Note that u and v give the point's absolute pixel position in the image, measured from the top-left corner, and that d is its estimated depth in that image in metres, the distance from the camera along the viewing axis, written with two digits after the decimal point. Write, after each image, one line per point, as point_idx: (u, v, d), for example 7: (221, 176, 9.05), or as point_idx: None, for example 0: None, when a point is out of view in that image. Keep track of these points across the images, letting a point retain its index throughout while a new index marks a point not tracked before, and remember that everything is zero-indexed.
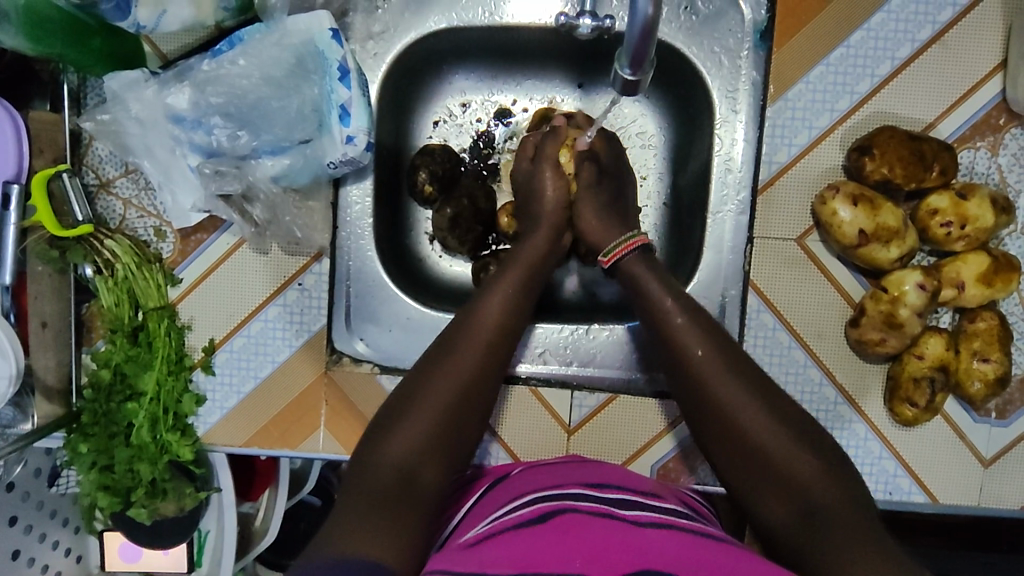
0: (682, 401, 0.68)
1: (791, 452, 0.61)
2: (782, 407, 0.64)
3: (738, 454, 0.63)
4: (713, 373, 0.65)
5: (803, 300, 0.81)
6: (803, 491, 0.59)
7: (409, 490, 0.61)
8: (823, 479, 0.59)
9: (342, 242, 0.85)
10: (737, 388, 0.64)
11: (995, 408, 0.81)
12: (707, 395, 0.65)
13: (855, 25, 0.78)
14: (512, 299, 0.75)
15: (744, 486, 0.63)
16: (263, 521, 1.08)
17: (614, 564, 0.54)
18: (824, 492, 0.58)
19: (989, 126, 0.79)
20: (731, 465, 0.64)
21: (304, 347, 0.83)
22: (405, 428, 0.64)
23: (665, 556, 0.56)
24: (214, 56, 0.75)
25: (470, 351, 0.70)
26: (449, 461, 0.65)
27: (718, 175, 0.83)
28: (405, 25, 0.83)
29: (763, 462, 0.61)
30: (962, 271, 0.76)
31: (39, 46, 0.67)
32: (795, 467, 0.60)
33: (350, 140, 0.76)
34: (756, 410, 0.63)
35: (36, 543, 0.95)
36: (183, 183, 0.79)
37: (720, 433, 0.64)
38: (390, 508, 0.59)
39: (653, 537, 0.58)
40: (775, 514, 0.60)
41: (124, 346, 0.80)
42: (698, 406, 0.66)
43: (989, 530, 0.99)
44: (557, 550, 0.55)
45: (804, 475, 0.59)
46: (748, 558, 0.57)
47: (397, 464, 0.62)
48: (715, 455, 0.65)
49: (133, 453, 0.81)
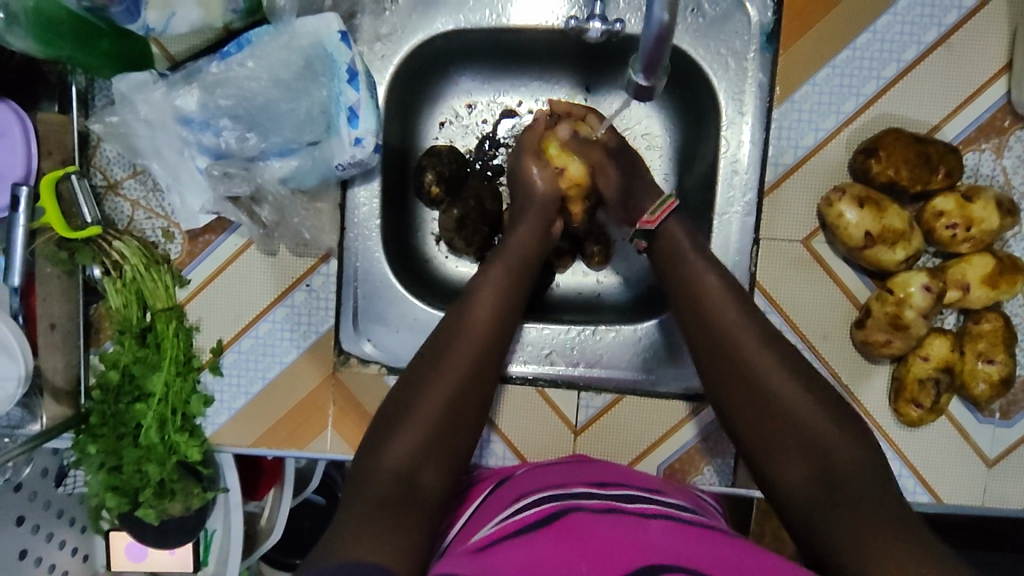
0: (707, 372, 0.70)
1: (805, 410, 0.64)
2: (797, 366, 0.67)
3: (765, 422, 0.65)
4: (733, 328, 0.68)
5: (809, 301, 0.82)
6: (829, 458, 0.61)
7: (408, 499, 0.61)
8: (848, 446, 0.62)
9: (350, 243, 0.85)
10: (756, 346, 0.67)
11: (1000, 409, 0.82)
12: (738, 360, 0.67)
13: (861, 28, 0.78)
14: (504, 300, 0.75)
15: (756, 445, 0.66)
16: (269, 519, 1.08)
17: (621, 562, 0.54)
18: (838, 450, 0.61)
19: (994, 128, 0.79)
20: (755, 431, 0.66)
21: (311, 348, 0.84)
22: (400, 436, 0.64)
23: (671, 553, 0.56)
24: (223, 58, 0.76)
25: (462, 353, 0.70)
26: (447, 462, 0.66)
27: (725, 176, 0.84)
28: (412, 27, 0.83)
29: (789, 428, 0.64)
30: (968, 273, 0.77)
31: (48, 48, 0.67)
32: (821, 434, 0.62)
33: (358, 142, 0.76)
34: (773, 368, 0.66)
35: (43, 542, 0.95)
36: (191, 185, 0.79)
37: (747, 400, 0.66)
38: (386, 512, 0.59)
39: (657, 534, 0.59)
40: (788, 473, 0.63)
41: (133, 347, 0.80)
42: (727, 374, 0.68)
43: (992, 529, 0.99)
44: (563, 552, 0.56)
45: (816, 434, 0.63)
46: (753, 553, 0.57)
47: (396, 471, 0.62)
48: (739, 425, 0.67)
49: (141, 454, 0.81)
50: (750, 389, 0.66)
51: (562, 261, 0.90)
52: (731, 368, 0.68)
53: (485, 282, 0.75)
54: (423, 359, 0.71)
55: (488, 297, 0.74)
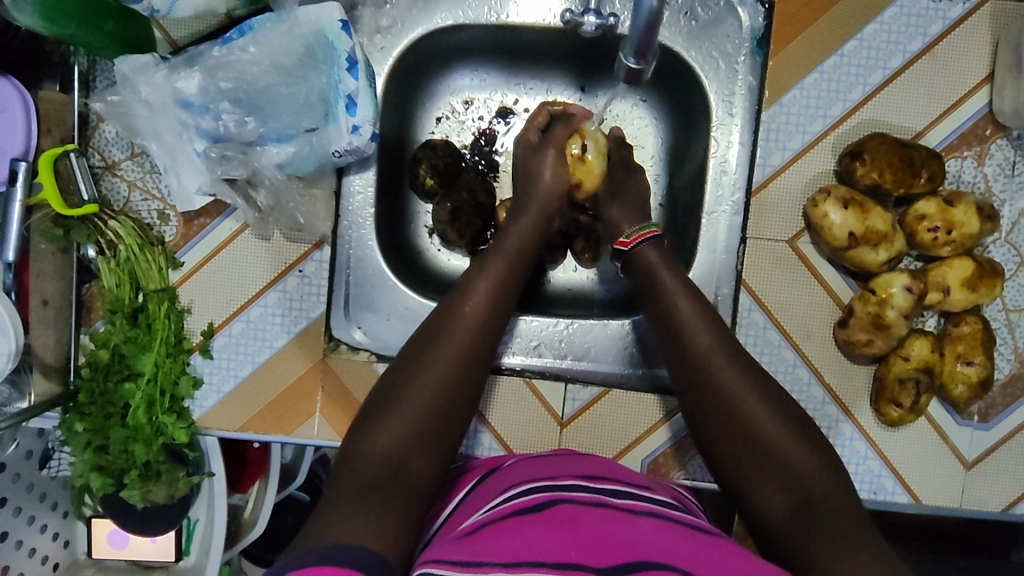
0: (681, 384, 0.72)
1: (787, 443, 0.64)
2: (778, 398, 0.68)
3: (739, 443, 0.66)
4: (715, 356, 0.69)
5: (793, 301, 0.83)
6: (801, 484, 0.62)
7: (396, 485, 0.62)
8: (821, 472, 0.63)
9: (344, 230, 0.86)
10: (737, 379, 0.68)
11: (978, 412, 0.83)
12: (712, 380, 0.68)
13: (849, 35, 0.81)
14: (503, 290, 0.75)
15: (736, 477, 0.66)
16: (253, 512, 1.08)
17: (609, 550, 0.56)
18: (815, 481, 0.62)
19: (976, 136, 0.81)
20: (724, 445, 0.67)
21: (302, 334, 0.84)
22: (392, 420, 0.65)
23: (657, 545, 0.57)
24: (224, 43, 0.77)
25: (458, 337, 0.70)
26: (439, 448, 0.66)
27: (713, 177, 0.86)
28: (412, 21, 0.85)
29: (762, 454, 0.65)
30: (948, 276, 0.78)
31: (53, 26, 0.68)
32: (793, 460, 0.63)
33: (356, 129, 0.78)
34: (756, 400, 0.67)
35: (24, 525, 0.94)
36: (189, 166, 0.81)
37: (722, 424, 0.67)
38: (374, 496, 0.60)
39: (646, 530, 0.59)
40: (767, 502, 0.63)
41: (124, 327, 0.81)
42: (697, 386, 0.70)
43: (968, 534, 1.01)
44: (551, 539, 0.56)
45: (796, 465, 0.63)
46: (736, 552, 0.58)
47: (386, 455, 0.63)
48: (715, 449, 0.68)
49: (127, 434, 0.81)
50: (720, 399, 0.68)
51: (552, 256, 0.92)
52: (709, 389, 0.68)
53: (480, 279, 0.75)
54: (413, 347, 0.72)
55: (480, 292, 0.73)
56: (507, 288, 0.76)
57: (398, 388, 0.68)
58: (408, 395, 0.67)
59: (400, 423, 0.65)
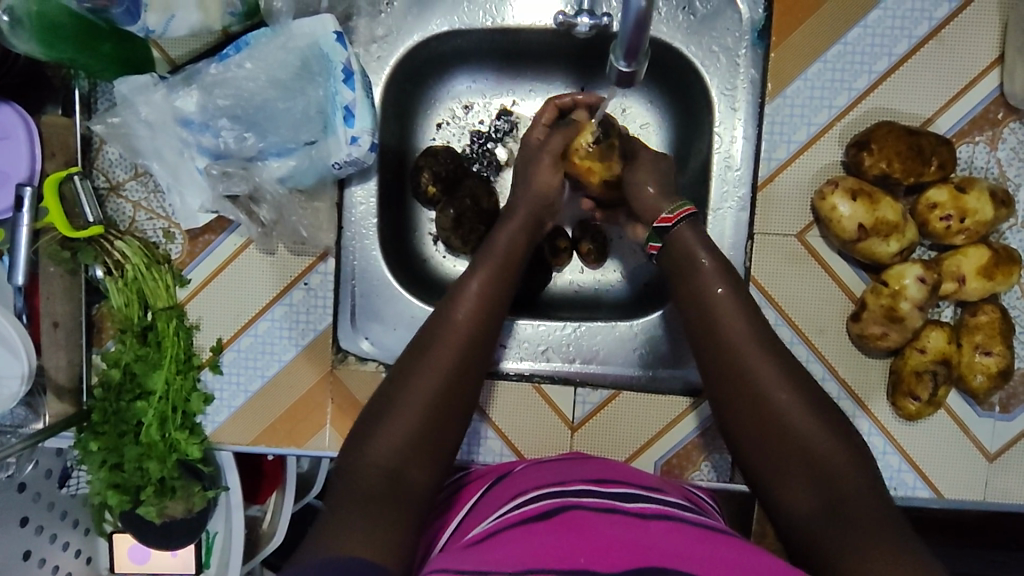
0: (716, 399, 0.68)
1: (819, 439, 0.62)
2: (812, 392, 0.65)
3: (771, 437, 0.63)
4: (749, 351, 0.66)
5: (803, 296, 0.82)
6: (831, 482, 0.59)
7: (399, 504, 0.60)
8: (853, 470, 0.60)
9: (346, 242, 0.85)
10: (769, 374, 0.65)
11: (999, 402, 0.81)
12: (749, 383, 0.65)
13: (853, 22, 0.79)
14: (494, 292, 0.74)
15: (764, 477, 0.64)
16: (272, 524, 1.08)
17: (620, 554, 0.53)
18: (849, 480, 0.59)
19: (988, 121, 0.79)
20: (759, 458, 0.64)
21: (310, 346, 0.85)
22: (386, 437, 0.64)
23: (667, 546, 0.55)
24: (221, 59, 0.78)
25: (447, 349, 0.69)
26: (437, 461, 0.65)
27: (719, 172, 0.84)
28: (407, 28, 0.84)
29: (795, 452, 0.62)
30: (963, 265, 0.76)
31: (51, 51, 0.69)
32: (826, 459, 0.61)
33: (354, 140, 0.77)
34: (794, 394, 0.64)
35: (46, 543, 0.95)
36: (191, 184, 0.81)
37: (753, 420, 0.65)
38: (376, 510, 0.59)
39: (656, 532, 0.57)
40: (798, 502, 0.60)
41: (134, 345, 0.81)
42: (733, 389, 0.66)
43: (993, 525, 0.99)
44: (559, 546, 0.54)
45: (829, 462, 0.61)
46: (752, 552, 0.56)
47: (383, 471, 0.62)
48: (746, 449, 0.65)
49: (142, 451, 0.81)
50: (767, 421, 0.64)
51: (558, 258, 0.91)
52: (741, 386, 0.66)
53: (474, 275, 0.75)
54: (406, 356, 0.70)
55: (473, 306, 0.72)
56: (497, 285, 0.75)
57: (390, 400, 0.66)
58: (401, 415, 0.65)
59: (396, 438, 0.63)
